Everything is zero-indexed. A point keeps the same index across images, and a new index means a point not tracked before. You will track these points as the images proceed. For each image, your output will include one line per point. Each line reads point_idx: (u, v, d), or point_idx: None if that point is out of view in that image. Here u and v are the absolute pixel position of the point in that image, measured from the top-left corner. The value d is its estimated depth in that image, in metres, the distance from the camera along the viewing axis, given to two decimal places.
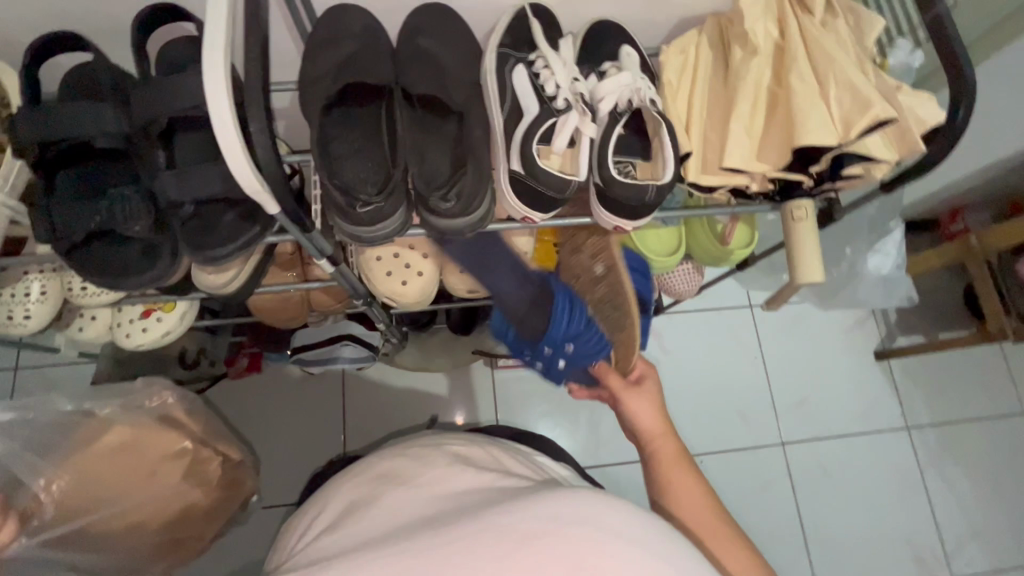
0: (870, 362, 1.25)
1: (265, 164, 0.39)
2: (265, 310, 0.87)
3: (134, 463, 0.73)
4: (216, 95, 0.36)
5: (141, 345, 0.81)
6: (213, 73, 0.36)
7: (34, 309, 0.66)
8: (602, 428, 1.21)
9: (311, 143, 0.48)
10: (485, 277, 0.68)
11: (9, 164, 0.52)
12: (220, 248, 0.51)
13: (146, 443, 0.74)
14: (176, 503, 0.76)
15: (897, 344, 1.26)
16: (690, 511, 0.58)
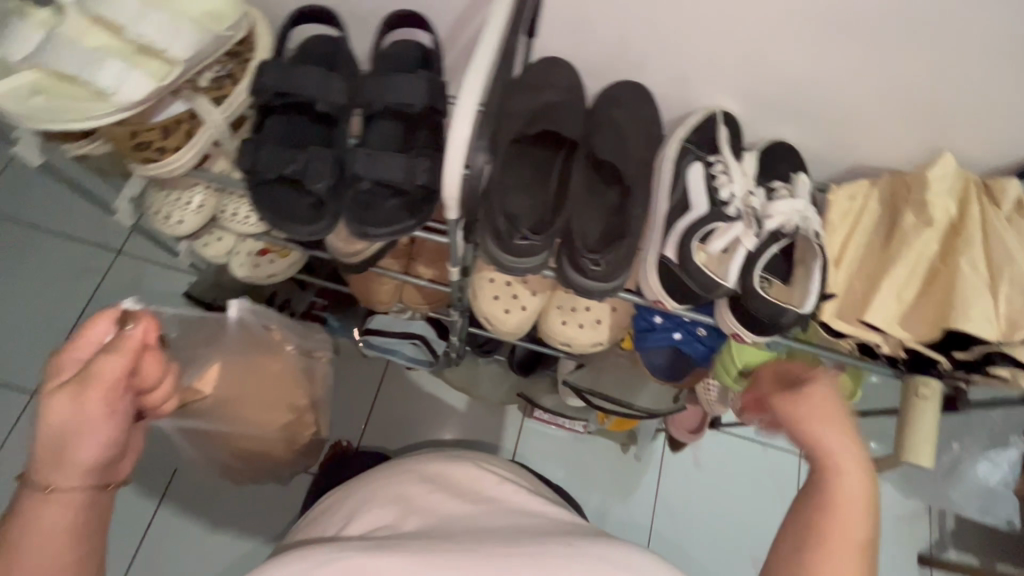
0: (909, 564, 1.14)
1: (465, 182, 0.43)
2: (359, 286, 0.93)
3: (267, 395, 0.83)
4: (461, 120, 0.40)
5: (249, 278, 0.87)
6: (463, 96, 0.40)
7: (188, 217, 0.73)
8: (610, 518, 1.16)
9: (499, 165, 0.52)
10: (582, 336, 0.69)
11: (238, 95, 0.59)
12: (377, 227, 0.56)
13: (285, 379, 0.86)
14: (261, 444, 0.86)
15: (947, 557, 1.15)
16: None
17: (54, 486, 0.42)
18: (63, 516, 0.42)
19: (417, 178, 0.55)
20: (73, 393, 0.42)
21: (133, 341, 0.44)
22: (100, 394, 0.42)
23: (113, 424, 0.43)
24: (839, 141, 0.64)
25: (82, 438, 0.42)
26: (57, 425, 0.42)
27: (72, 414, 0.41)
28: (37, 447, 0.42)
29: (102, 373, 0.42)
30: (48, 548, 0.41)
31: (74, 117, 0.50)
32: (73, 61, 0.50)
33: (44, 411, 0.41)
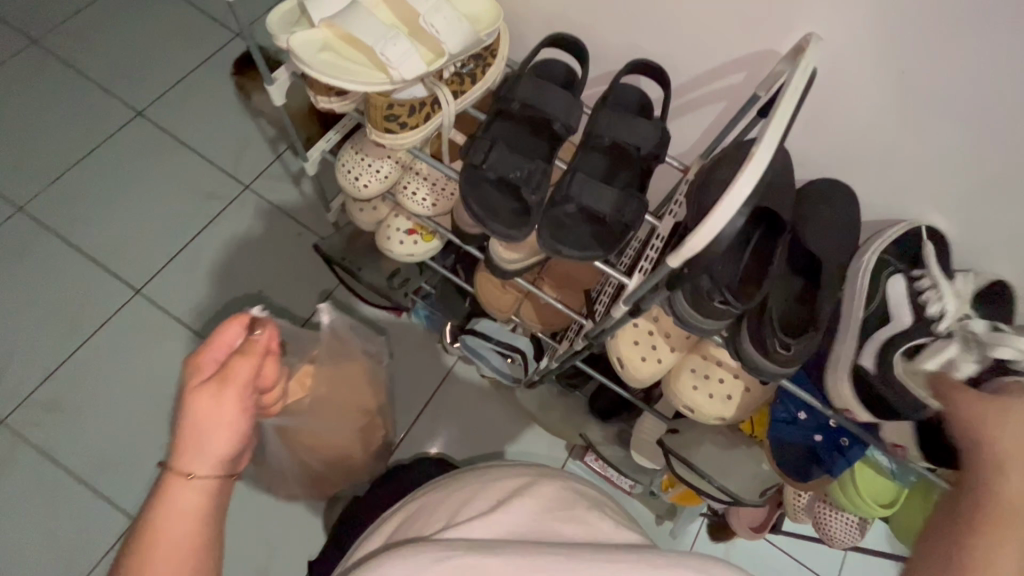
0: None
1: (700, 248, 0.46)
2: (485, 287, 0.96)
3: (346, 399, 0.92)
4: (746, 176, 0.40)
5: (390, 251, 0.93)
6: (746, 171, 0.41)
7: (373, 183, 0.79)
8: None
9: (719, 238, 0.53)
10: (708, 405, 0.69)
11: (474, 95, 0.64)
12: (571, 248, 0.58)
13: (358, 382, 0.94)
14: (340, 444, 0.95)
15: None
16: None
17: (193, 470, 0.48)
18: (192, 499, 0.48)
19: (624, 215, 0.58)
20: (215, 387, 0.50)
21: (264, 342, 0.58)
22: (236, 385, 0.51)
23: (245, 414, 0.51)
24: (1021, 298, 0.64)
25: (222, 426, 0.50)
26: (201, 417, 0.50)
27: (214, 406, 0.50)
28: (177, 438, 0.50)
29: (236, 369, 0.51)
30: (176, 539, 0.46)
31: (340, 74, 0.55)
32: (361, 29, 0.55)
33: (191, 406, 0.50)
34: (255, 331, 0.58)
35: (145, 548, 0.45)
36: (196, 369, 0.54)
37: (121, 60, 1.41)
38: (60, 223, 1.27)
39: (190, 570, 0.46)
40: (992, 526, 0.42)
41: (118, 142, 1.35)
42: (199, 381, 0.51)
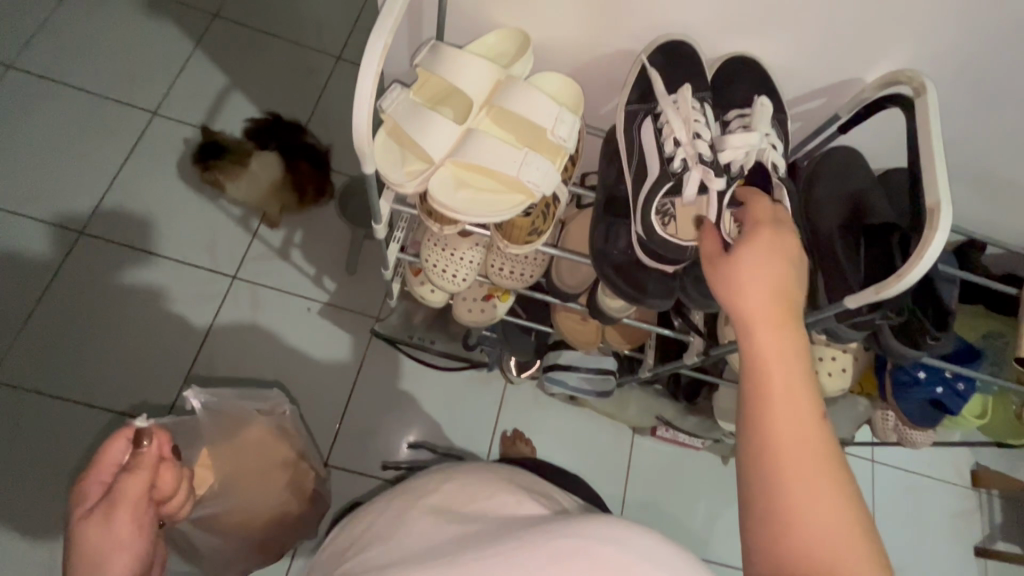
0: (962, 551, 1.39)
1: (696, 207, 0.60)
2: (568, 328, 0.98)
3: (258, 462, 0.86)
4: (939, 231, 0.49)
5: (473, 322, 0.93)
6: (932, 224, 0.49)
7: (462, 272, 0.77)
8: (724, 521, 1.35)
9: (730, 149, 0.58)
10: (830, 382, 0.78)
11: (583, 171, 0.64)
12: (721, 302, 0.64)
13: (260, 444, 0.88)
14: (275, 510, 0.88)
15: (998, 547, 1.40)
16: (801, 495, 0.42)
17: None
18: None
19: None
20: (101, 514, 0.53)
21: (149, 458, 0.58)
22: (122, 509, 0.53)
23: (137, 530, 0.54)
24: None
25: (110, 551, 0.52)
26: (93, 545, 0.52)
27: (100, 533, 0.52)
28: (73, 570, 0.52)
29: (121, 490, 0.54)
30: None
31: (484, 211, 0.54)
32: (491, 160, 0.54)
33: (80, 539, 0.52)
34: (142, 444, 0.59)
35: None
36: (81, 501, 0.56)
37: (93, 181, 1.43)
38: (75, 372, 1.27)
39: None
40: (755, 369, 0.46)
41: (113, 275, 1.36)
42: (84, 513, 0.54)
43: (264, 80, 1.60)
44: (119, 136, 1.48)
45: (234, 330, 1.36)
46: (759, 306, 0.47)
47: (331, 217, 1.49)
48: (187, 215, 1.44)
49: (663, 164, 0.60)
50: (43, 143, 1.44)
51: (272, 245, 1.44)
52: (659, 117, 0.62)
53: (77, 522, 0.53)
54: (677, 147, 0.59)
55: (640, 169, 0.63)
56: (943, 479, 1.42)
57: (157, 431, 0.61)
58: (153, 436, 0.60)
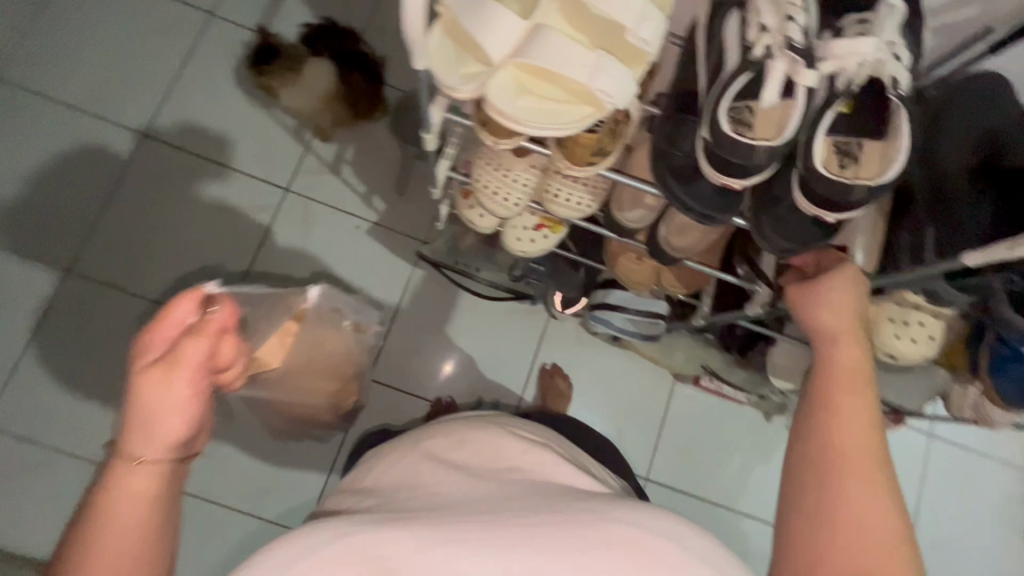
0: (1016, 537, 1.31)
1: (781, 104, 0.50)
2: (621, 266, 0.93)
3: (329, 366, 0.90)
4: None
5: (521, 252, 0.88)
6: None
7: (514, 195, 0.73)
8: (755, 477, 1.33)
9: (835, 57, 0.47)
10: (913, 349, 0.70)
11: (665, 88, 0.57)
12: (803, 246, 0.56)
13: (336, 351, 0.91)
14: (314, 412, 0.95)
15: None
16: (841, 470, 0.50)
17: (142, 456, 0.44)
18: (146, 485, 0.45)
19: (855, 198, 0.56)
20: (164, 372, 0.45)
21: (218, 323, 0.49)
22: (190, 374, 0.46)
23: (197, 400, 0.46)
24: None
25: (169, 412, 0.45)
26: (151, 402, 0.45)
27: (162, 392, 0.45)
28: (125, 422, 0.45)
29: (188, 353, 0.46)
30: (124, 534, 0.44)
31: (545, 121, 0.48)
32: (557, 61, 0.47)
33: (137, 390, 0.45)
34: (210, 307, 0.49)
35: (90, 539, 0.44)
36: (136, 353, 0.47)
37: (153, 82, 1.43)
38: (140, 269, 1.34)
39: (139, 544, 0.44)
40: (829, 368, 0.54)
41: (175, 179, 1.39)
42: (141, 365, 0.46)
43: None
44: (177, 36, 1.46)
45: (285, 241, 1.39)
46: (834, 323, 0.56)
47: (382, 132, 1.44)
48: (243, 123, 1.43)
49: (744, 56, 0.49)
50: (106, 40, 1.44)
51: (323, 159, 1.43)
52: (748, 7, 0.50)
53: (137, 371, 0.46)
54: (765, 34, 0.48)
55: (716, 66, 0.52)
56: (1005, 462, 1.32)
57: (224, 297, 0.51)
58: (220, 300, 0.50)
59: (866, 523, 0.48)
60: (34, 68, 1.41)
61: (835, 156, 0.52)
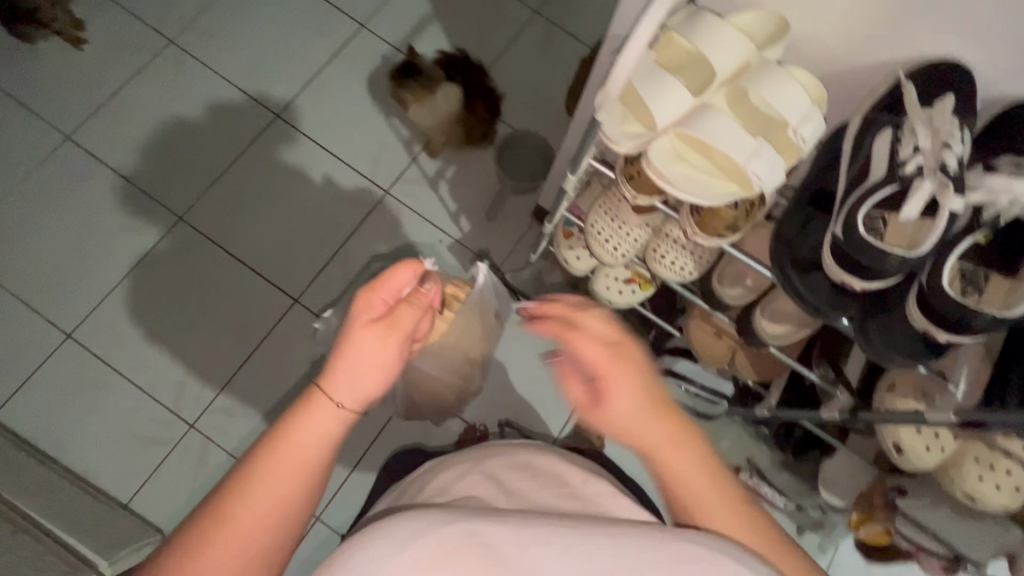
0: None
1: (919, 222, 0.52)
2: (697, 337, 0.94)
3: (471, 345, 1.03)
4: None
5: (606, 300, 0.91)
6: None
7: (622, 245, 0.77)
8: None
9: (981, 191, 0.49)
10: (995, 495, 0.68)
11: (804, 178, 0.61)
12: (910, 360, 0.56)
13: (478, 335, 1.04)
14: (444, 389, 1.09)
15: None
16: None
17: (341, 400, 0.59)
18: (333, 423, 0.59)
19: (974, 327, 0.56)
20: (382, 333, 0.63)
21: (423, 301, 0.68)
22: (398, 339, 0.63)
23: (397, 361, 0.63)
24: None
25: (377, 365, 0.62)
26: (366, 352, 0.61)
27: (377, 346, 0.62)
28: (336, 366, 0.61)
29: (401, 322, 0.64)
30: (315, 450, 0.58)
31: (692, 188, 0.53)
32: (719, 134, 0.51)
33: (362, 340, 0.62)
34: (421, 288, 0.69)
35: (288, 445, 0.57)
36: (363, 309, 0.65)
37: (302, 76, 1.62)
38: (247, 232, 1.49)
39: (309, 475, 0.56)
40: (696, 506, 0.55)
41: (297, 161, 1.55)
42: (366, 323, 0.63)
43: (460, 22, 1.73)
44: (327, 40, 1.65)
45: (375, 237, 1.51)
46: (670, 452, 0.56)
47: (483, 161, 1.57)
48: (364, 126, 1.59)
49: (892, 170, 0.51)
50: (268, 31, 1.64)
51: (426, 172, 1.56)
52: (903, 126, 0.53)
53: (361, 325, 0.63)
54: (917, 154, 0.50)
55: (860, 173, 0.54)
56: None
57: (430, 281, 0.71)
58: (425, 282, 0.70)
59: None
60: (203, 42, 1.61)
61: (960, 281, 0.52)
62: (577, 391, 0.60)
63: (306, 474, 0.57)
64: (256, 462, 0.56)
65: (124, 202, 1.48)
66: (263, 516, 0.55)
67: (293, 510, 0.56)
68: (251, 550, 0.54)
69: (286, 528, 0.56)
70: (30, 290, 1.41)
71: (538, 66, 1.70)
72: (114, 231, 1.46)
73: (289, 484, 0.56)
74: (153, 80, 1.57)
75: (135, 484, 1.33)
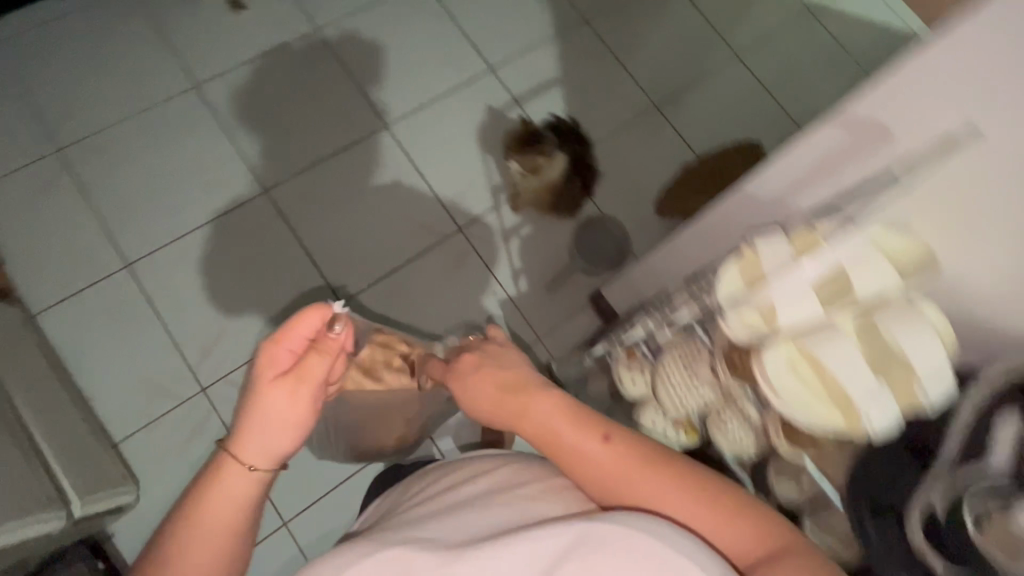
0: None
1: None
2: None
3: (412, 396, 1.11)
4: None
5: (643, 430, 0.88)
6: None
7: (688, 397, 0.74)
8: None
9: None
10: None
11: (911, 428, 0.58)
12: None
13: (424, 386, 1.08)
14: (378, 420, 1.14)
15: None
16: (619, 480, 0.63)
17: (254, 458, 0.66)
18: (247, 483, 0.67)
19: None
20: (290, 386, 0.68)
21: (329, 346, 0.72)
22: (306, 393, 0.68)
23: (310, 409, 0.69)
24: None
25: (284, 419, 0.68)
26: (274, 407, 0.67)
27: (286, 403, 0.67)
28: (242, 426, 0.68)
29: (310, 373, 0.69)
30: (227, 513, 0.65)
31: (796, 409, 0.53)
32: (837, 360, 0.50)
33: (266, 394, 0.67)
34: (331, 331, 0.74)
35: (203, 510, 0.65)
36: (271, 362, 0.70)
37: (420, 97, 1.67)
38: (319, 224, 1.53)
39: (223, 536, 0.65)
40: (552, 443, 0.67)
41: (387, 174, 1.60)
42: (273, 378, 0.68)
43: (582, 95, 1.77)
44: (456, 73, 1.71)
45: (435, 269, 1.54)
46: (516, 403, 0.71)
47: (561, 232, 1.59)
48: (462, 162, 1.63)
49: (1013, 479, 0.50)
50: (404, 45, 1.71)
51: (503, 224, 1.59)
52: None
53: (263, 385, 0.68)
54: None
55: (974, 457, 0.52)
56: None
57: (343, 323, 0.76)
58: (342, 326, 0.75)
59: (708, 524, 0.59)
60: (345, 36, 1.69)
61: None
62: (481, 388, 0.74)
63: (229, 529, 0.65)
64: (170, 534, 0.64)
65: (223, 157, 1.54)
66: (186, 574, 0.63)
67: (221, 556, 0.65)
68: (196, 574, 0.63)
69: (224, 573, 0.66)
70: (107, 211, 1.47)
71: (640, 161, 1.73)
72: (206, 182, 1.52)
73: (210, 542, 0.64)
74: (286, 55, 1.64)
75: (133, 425, 1.35)
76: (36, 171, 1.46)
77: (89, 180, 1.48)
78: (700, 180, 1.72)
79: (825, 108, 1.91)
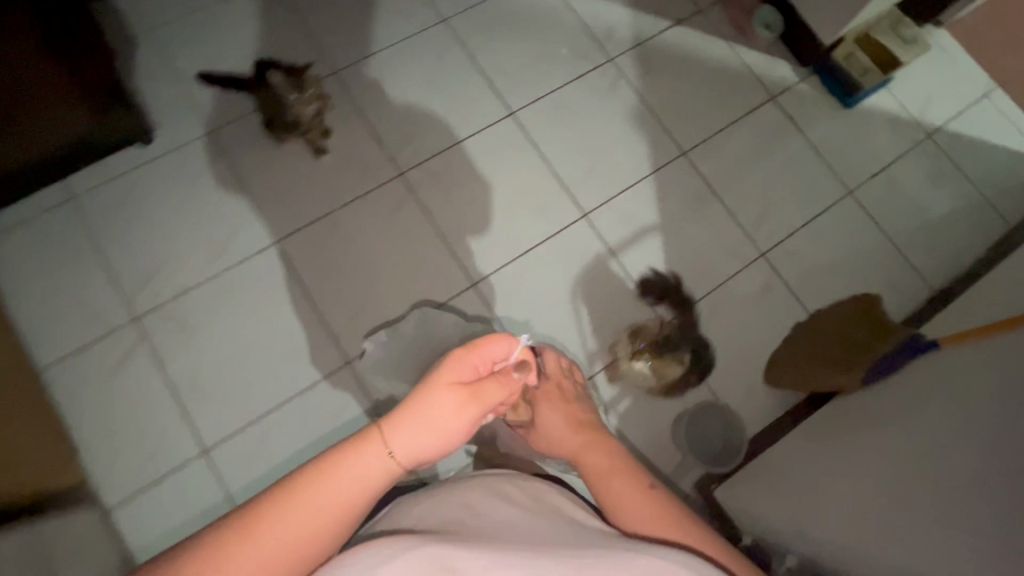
0: None
1: None
2: None
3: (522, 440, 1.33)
4: None
5: None
6: None
7: None
8: None
9: None
10: None
11: None
12: None
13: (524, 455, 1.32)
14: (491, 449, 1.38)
15: None
16: (635, 512, 0.92)
17: (394, 445, 0.83)
18: (382, 465, 0.81)
19: None
20: (461, 398, 0.93)
21: (508, 380, 1.01)
22: (474, 407, 0.93)
23: (468, 419, 0.92)
24: None
25: (443, 417, 0.90)
26: (450, 406, 0.91)
27: (452, 405, 0.91)
28: (398, 412, 0.88)
29: (481, 393, 0.95)
30: (360, 487, 0.78)
31: None
32: None
33: (446, 393, 0.92)
34: (512, 375, 1.03)
35: (319, 478, 0.76)
36: (463, 365, 0.99)
37: (510, 249, 1.59)
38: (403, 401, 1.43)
39: (325, 516, 0.74)
40: (598, 474, 1.02)
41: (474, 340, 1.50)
42: (452, 383, 0.94)
43: (679, 241, 1.65)
44: (546, 220, 1.62)
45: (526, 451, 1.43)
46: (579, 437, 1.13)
47: (662, 412, 1.50)
48: (555, 324, 1.54)
49: None
50: (492, 191, 1.63)
51: (600, 397, 1.49)
52: None
53: (440, 386, 0.93)
54: None
55: None
56: None
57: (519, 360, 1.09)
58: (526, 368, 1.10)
59: (676, 531, 0.87)
60: (431, 181, 1.61)
61: None
62: (568, 424, 1.17)
63: (337, 512, 0.75)
64: (267, 497, 0.73)
65: (306, 322, 1.46)
66: (298, 523, 0.72)
67: (314, 535, 0.73)
68: (277, 551, 0.70)
69: (328, 531, 0.74)
70: (183, 386, 1.39)
71: (743, 320, 1.60)
72: (287, 350, 1.44)
73: (308, 524, 0.73)
74: (370, 204, 1.56)
75: None
76: (112, 343, 1.39)
77: (166, 349, 1.41)
78: (822, 351, 1.53)
79: (941, 253, 1.73)
